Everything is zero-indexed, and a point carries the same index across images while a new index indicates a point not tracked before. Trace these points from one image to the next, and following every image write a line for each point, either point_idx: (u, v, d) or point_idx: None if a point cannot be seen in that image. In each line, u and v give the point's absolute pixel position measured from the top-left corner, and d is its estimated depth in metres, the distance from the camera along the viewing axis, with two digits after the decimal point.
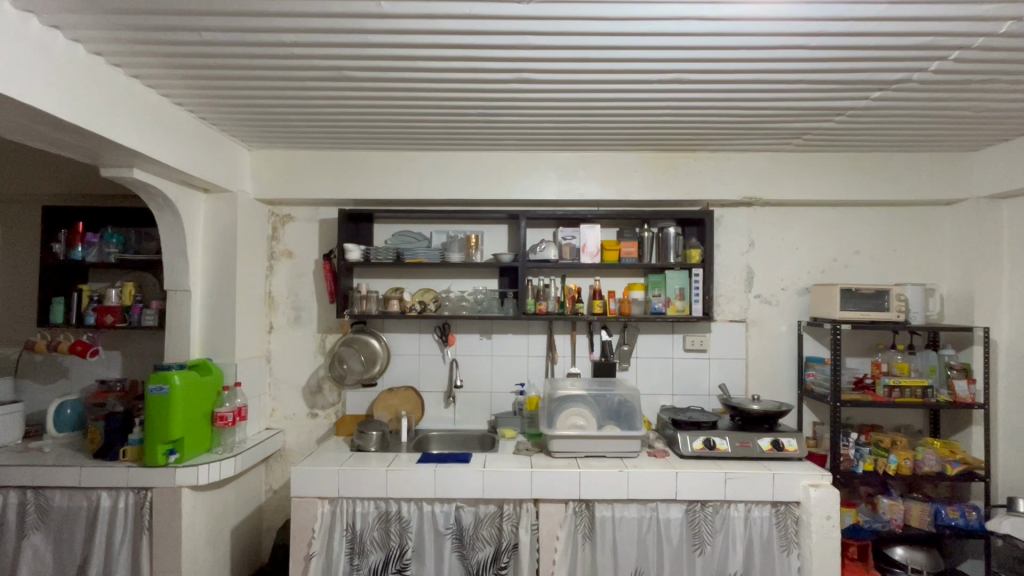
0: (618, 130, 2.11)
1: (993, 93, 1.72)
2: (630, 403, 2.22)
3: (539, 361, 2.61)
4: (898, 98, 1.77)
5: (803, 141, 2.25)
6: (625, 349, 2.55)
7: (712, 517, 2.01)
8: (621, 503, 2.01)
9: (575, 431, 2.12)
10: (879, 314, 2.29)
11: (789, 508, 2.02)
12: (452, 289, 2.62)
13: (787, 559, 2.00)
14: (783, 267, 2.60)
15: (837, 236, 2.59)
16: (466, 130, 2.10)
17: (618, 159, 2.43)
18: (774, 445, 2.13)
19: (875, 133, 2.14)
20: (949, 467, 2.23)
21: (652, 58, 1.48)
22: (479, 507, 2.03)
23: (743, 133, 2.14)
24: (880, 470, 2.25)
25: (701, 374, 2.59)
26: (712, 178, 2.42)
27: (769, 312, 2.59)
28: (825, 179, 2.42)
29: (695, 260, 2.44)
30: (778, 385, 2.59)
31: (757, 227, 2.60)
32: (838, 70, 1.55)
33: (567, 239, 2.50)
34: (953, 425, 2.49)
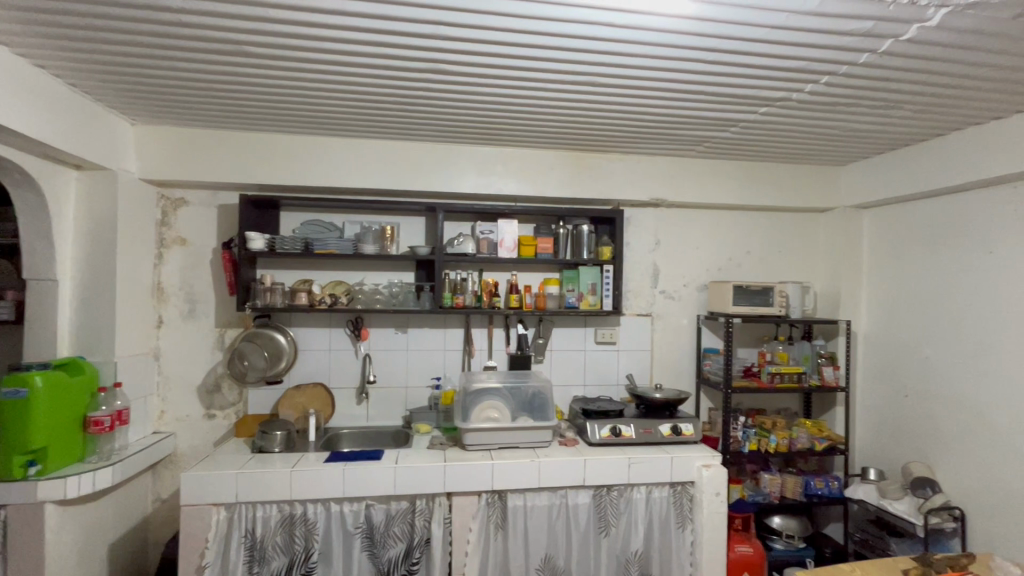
0: (535, 128, 2.14)
1: (857, 115, 1.96)
2: (544, 394, 2.29)
3: (456, 355, 2.60)
4: (782, 114, 1.96)
5: (703, 148, 2.42)
6: (541, 343, 2.62)
7: (617, 501, 2.13)
8: (532, 491, 2.07)
9: (489, 424, 2.14)
10: (765, 308, 2.54)
11: (685, 488, 2.19)
12: (366, 282, 2.54)
13: (682, 535, 2.17)
14: (685, 265, 2.79)
15: (732, 237, 2.83)
16: (380, 117, 2.03)
17: (535, 156, 2.47)
18: (673, 430, 2.29)
19: (764, 145, 2.36)
20: (817, 443, 2.53)
21: (564, 59, 1.53)
22: (390, 504, 2.00)
23: (652, 137, 2.26)
24: (763, 449, 2.50)
25: (610, 365, 2.72)
26: (623, 179, 2.54)
27: (673, 307, 2.78)
28: (722, 185, 2.63)
29: (606, 257, 2.56)
30: (679, 374, 2.79)
31: (663, 227, 2.77)
32: (731, 85, 1.69)
33: (484, 234, 2.51)
34: (823, 406, 2.84)
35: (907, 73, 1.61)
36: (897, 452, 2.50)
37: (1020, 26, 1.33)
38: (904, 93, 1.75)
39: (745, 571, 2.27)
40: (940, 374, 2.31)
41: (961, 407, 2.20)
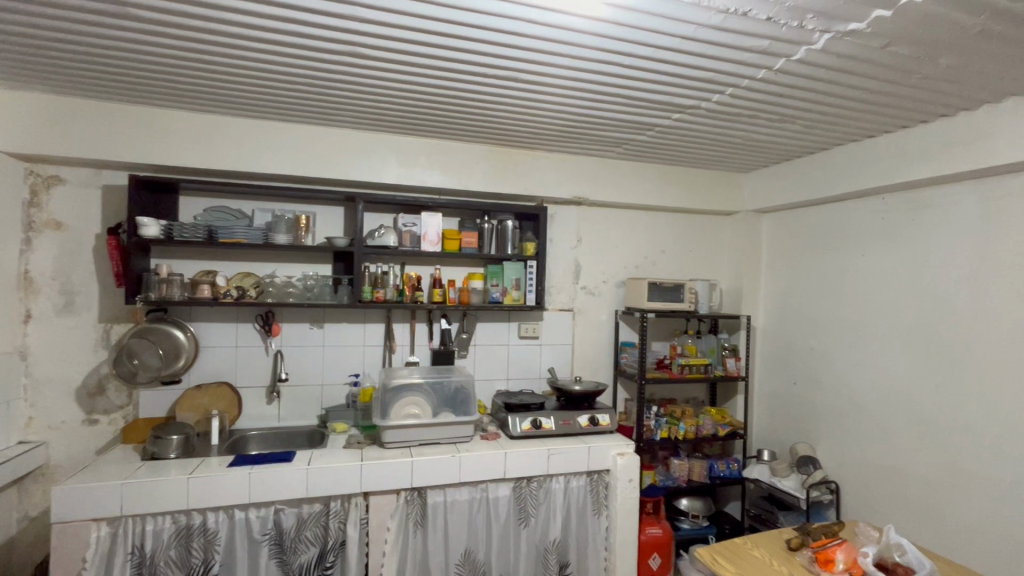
0: (459, 119, 2.12)
1: (757, 126, 2.13)
2: (467, 389, 2.28)
3: (375, 351, 2.52)
4: (692, 121, 2.09)
5: (622, 150, 2.52)
6: (464, 337, 2.60)
7: (537, 492, 2.17)
8: (453, 487, 2.06)
9: (410, 420, 2.10)
10: (676, 304, 2.70)
11: (601, 476, 2.28)
12: (278, 275, 2.39)
13: (597, 521, 2.26)
14: (605, 262, 2.90)
15: (648, 237, 2.97)
16: (294, 97, 1.91)
17: (460, 149, 2.45)
18: (591, 421, 2.37)
19: (677, 150, 2.50)
20: (720, 429, 2.74)
21: (486, 52, 1.52)
22: (301, 507, 1.90)
23: (574, 136, 2.32)
24: (673, 436, 2.67)
25: (533, 359, 2.77)
26: (547, 176, 2.59)
27: (593, 302, 2.88)
28: (639, 186, 2.76)
29: (530, 252, 2.59)
30: (598, 367, 2.89)
31: (585, 225, 2.85)
32: (646, 89, 1.77)
33: (407, 226, 2.46)
34: (725, 394, 3.07)
35: (797, 91, 1.77)
36: (786, 435, 2.77)
37: (887, 55, 1.50)
38: (795, 108, 1.93)
39: (654, 551, 2.40)
40: (822, 363, 2.58)
41: (838, 392, 2.48)
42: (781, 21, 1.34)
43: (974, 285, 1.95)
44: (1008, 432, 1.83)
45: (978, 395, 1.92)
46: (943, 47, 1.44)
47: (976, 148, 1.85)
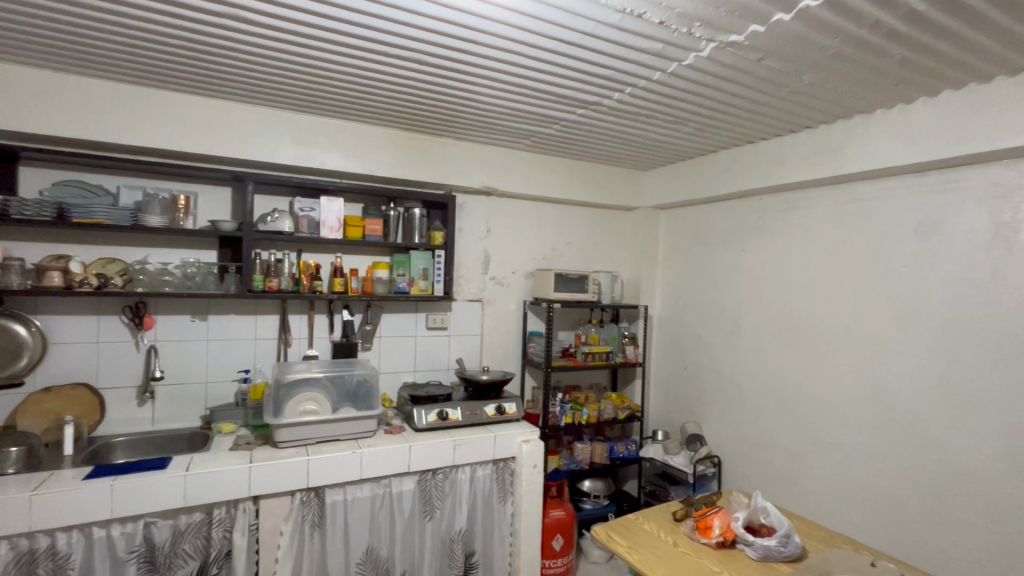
0: (362, 99, 2.01)
1: (653, 126, 2.26)
2: (370, 383, 2.19)
3: (269, 345, 2.34)
4: (596, 117, 2.16)
5: (531, 142, 2.56)
6: (368, 329, 2.50)
7: (442, 483, 2.15)
8: (353, 484, 1.98)
9: (306, 418, 1.98)
10: (581, 295, 2.80)
11: (506, 463, 2.31)
12: (150, 261, 2.13)
13: (502, 508, 2.29)
14: (514, 253, 2.92)
15: (556, 229, 3.05)
16: (167, 61, 1.70)
17: (364, 132, 2.34)
18: (498, 410, 2.39)
19: (582, 145, 2.58)
20: (620, 413, 2.90)
21: (388, 30, 1.45)
22: (177, 518, 1.72)
23: (482, 125, 2.31)
24: (577, 421, 2.79)
25: (441, 350, 2.73)
26: (455, 164, 2.56)
27: (502, 293, 2.90)
28: (547, 179, 2.81)
29: (438, 242, 2.55)
30: (506, 357, 2.93)
31: (494, 215, 2.86)
32: (551, 81, 1.79)
33: (304, 211, 2.30)
34: (625, 379, 3.26)
35: (687, 95, 1.90)
36: (677, 415, 3.00)
37: (762, 68, 1.65)
38: (685, 111, 2.07)
39: (558, 533, 2.47)
40: (708, 348, 2.82)
41: (721, 374, 2.73)
42: (672, 26, 1.42)
43: (828, 278, 2.24)
44: (851, 405, 2.13)
45: (830, 373, 2.21)
46: (806, 64, 1.61)
47: (832, 157, 2.11)
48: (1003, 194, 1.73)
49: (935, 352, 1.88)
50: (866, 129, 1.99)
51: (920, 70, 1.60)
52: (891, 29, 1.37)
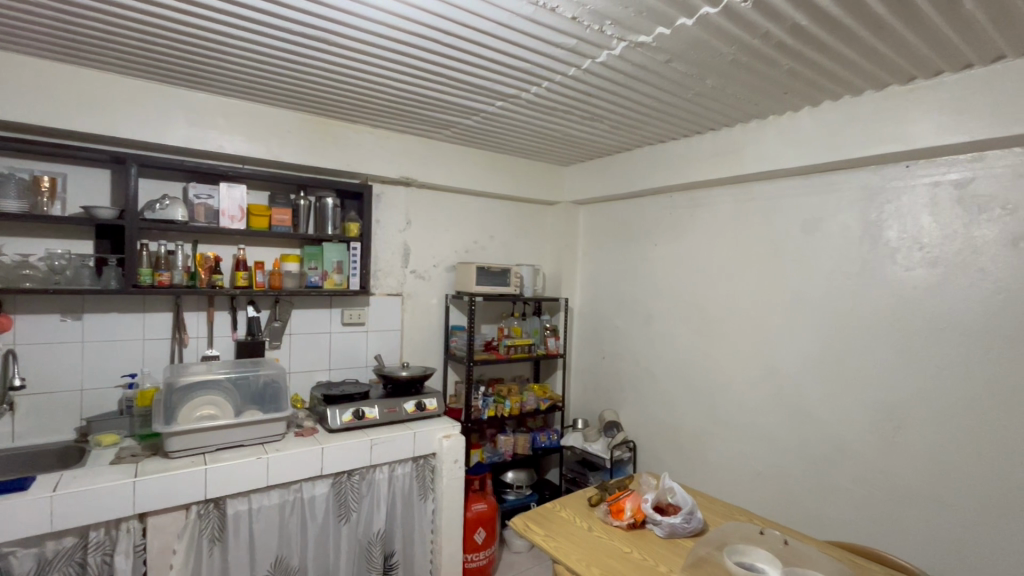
0: (265, 79, 1.87)
1: (571, 121, 2.30)
2: (277, 383, 2.06)
3: (159, 346, 2.12)
4: (515, 110, 2.16)
5: (451, 133, 2.51)
6: (276, 326, 2.35)
7: (358, 485, 2.07)
8: (259, 492, 1.85)
9: (203, 423, 1.82)
10: (503, 288, 2.81)
11: (427, 460, 2.27)
12: (6, 252, 1.84)
13: (423, 505, 2.26)
14: (435, 246, 2.87)
15: (477, 221, 3.03)
16: (22, 21, 1.47)
17: (268, 114, 2.18)
18: (417, 407, 2.34)
19: (503, 138, 2.58)
20: (542, 403, 2.95)
21: (290, 5, 1.35)
22: (44, 545, 1.52)
23: (399, 113, 2.23)
24: (499, 414, 2.80)
25: (358, 347, 2.62)
26: (371, 153, 2.45)
27: (423, 287, 2.84)
28: (468, 171, 2.78)
29: (353, 233, 2.45)
30: (428, 352, 2.87)
31: (414, 207, 2.78)
32: (467, 71, 1.76)
33: (199, 198, 2.10)
34: (547, 371, 3.32)
35: (602, 92, 1.95)
36: (596, 404, 3.10)
37: (669, 70, 1.73)
38: (601, 108, 2.12)
39: (480, 526, 2.46)
40: (624, 338, 2.94)
41: (635, 363, 2.86)
42: (585, 22, 1.44)
43: (729, 271, 2.40)
44: (748, 388, 2.32)
45: (730, 358, 2.39)
46: (708, 69, 1.70)
47: (732, 158, 2.26)
48: (871, 196, 1.94)
49: (817, 338, 2.09)
50: (761, 133, 2.15)
51: (806, 81, 1.75)
52: (780, 40, 1.48)
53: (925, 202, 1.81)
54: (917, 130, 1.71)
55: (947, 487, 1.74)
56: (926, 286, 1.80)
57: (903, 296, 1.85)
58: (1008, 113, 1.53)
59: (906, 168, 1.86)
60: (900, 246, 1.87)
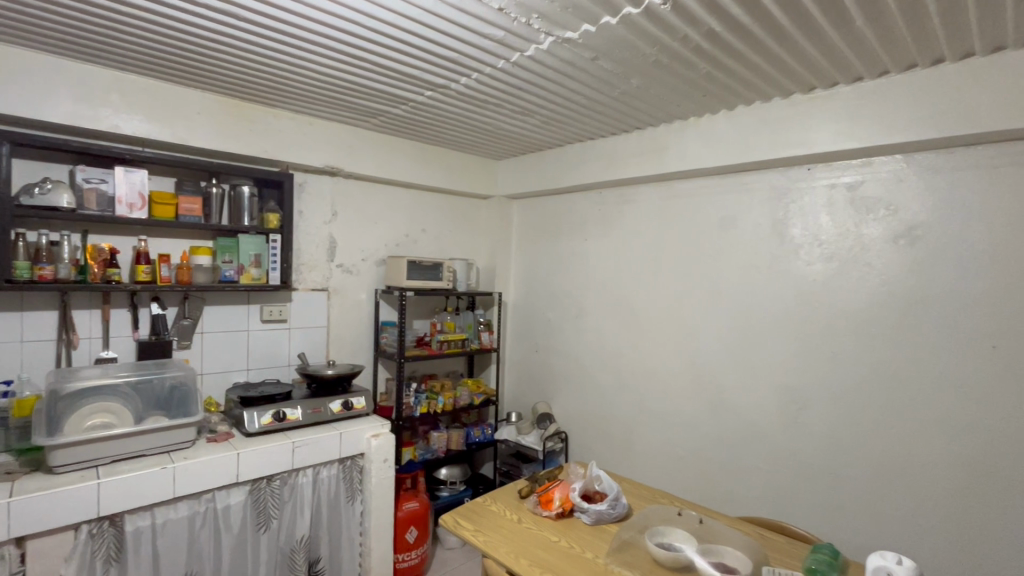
0: (168, 54, 1.71)
1: (502, 115, 2.29)
2: (186, 386, 1.90)
3: (43, 348, 1.90)
4: (445, 101, 2.12)
5: (378, 122, 2.42)
6: (186, 324, 2.17)
7: (279, 491, 1.96)
8: (164, 505, 1.70)
9: (96, 433, 1.64)
10: (435, 282, 2.76)
11: (354, 461, 2.19)
12: None
13: (351, 507, 2.18)
14: (363, 239, 2.76)
15: (408, 214, 2.95)
16: None
17: (172, 93, 1.99)
18: (344, 406, 2.24)
19: (434, 129, 2.53)
20: (475, 398, 2.94)
21: None
22: None
23: (322, 99, 2.12)
24: (432, 410, 2.75)
25: (279, 345, 2.48)
26: (292, 140, 2.31)
27: (351, 281, 2.73)
28: (398, 162, 2.70)
29: (273, 225, 2.30)
30: (356, 348, 2.77)
31: (340, 198, 2.66)
32: (393, 58, 1.70)
33: (90, 182, 1.88)
34: (481, 365, 3.31)
35: (532, 86, 1.95)
36: (529, 397, 3.14)
37: (596, 67, 1.76)
38: (531, 103, 2.13)
39: (411, 525, 2.42)
40: (556, 331, 2.99)
41: (567, 356, 2.92)
42: (512, 14, 1.43)
43: (654, 265, 2.51)
44: (670, 376, 2.43)
45: (655, 349, 2.49)
46: (632, 69, 1.75)
47: (656, 157, 2.35)
48: (779, 196, 2.09)
49: (732, 328, 2.23)
50: (682, 134, 2.25)
51: (721, 85, 1.85)
52: (697, 44, 1.55)
53: (824, 202, 1.98)
54: (817, 137, 1.86)
55: (841, 462, 1.92)
56: (825, 279, 1.97)
57: (805, 289, 2.02)
58: (891, 123, 1.70)
59: (808, 171, 2.02)
60: (803, 243, 2.03)
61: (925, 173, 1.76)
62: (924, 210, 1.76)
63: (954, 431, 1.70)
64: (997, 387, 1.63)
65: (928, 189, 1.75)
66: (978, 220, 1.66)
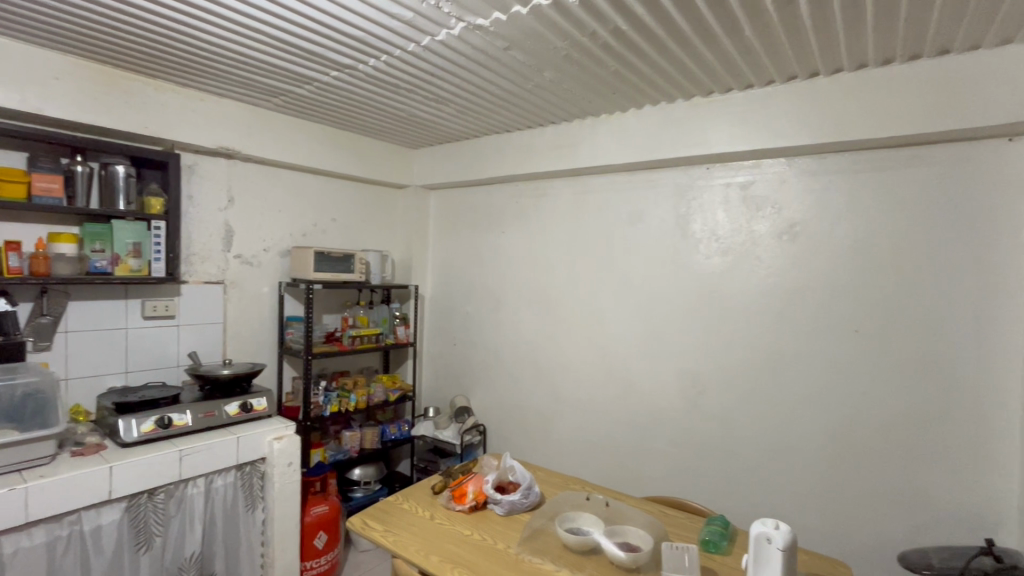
0: (12, 7, 1.46)
1: (415, 102, 2.22)
2: (44, 394, 1.66)
3: None
4: (353, 83, 2.01)
5: (280, 101, 2.25)
6: (44, 323, 1.88)
7: (164, 505, 1.77)
8: (15, 532, 1.47)
9: None
10: (347, 275, 2.63)
11: (255, 467, 2.03)
12: None
13: (250, 517, 2.02)
14: (264, 228, 2.56)
15: (316, 202, 2.78)
16: None
17: (23, 54, 1.71)
18: (242, 408, 2.07)
19: (344, 113, 2.39)
20: (391, 395, 2.85)
21: None
22: None
23: (213, 72, 1.92)
24: (343, 408, 2.62)
25: (166, 344, 2.23)
26: (177, 116, 2.08)
27: (250, 273, 2.52)
28: (304, 146, 2.53)
29: (155, 210, 2.06)
30: (258, 346, 2.57)
31: (237, 183, 2.44)
32: (293, 32, 1.57)
33: None
34: (397, 360, 3.21)
35: (445, 73, 1.90)
36: (447, 391, 3.10)
37: (509, 58, 1.75)
38: (445, 91, 2.08)
39: (320, 530, 2.30)
40: (474, 324, 2.97)
41: (485, 348, 2.91)
42: None
43: (569, 258, 2.56)
44: (583, 366, 2.50)
45: (569, 340, 2.56)
46: (544, 61, 1.76)
47: (570, 151, 2.40)
48: (682, 193, 2.22)
49: (640, 318, 2.33)
50: (594, 130, 2.32)
51: (629, 84, 1.92)
52: (605, 41, 1.59)
53: (720, 200, 2.12)
54: (714, 138, 1.99)
55: (733, 440, 2.09)
56: (721, 272, 2.12)
57: (704, 281, 2.16)
58: (777, 129, 1.86)
59: (707, 171, 2.16)
60: (702, 238, 2.17)
61: (804, 175, 1.94)
62: (803, 209, 1.95)
63: (825, 407, 1.90)
64: (860, 366, 1.85)
65: (806, 190, 1.94)
66: (846, 220, 1.87)
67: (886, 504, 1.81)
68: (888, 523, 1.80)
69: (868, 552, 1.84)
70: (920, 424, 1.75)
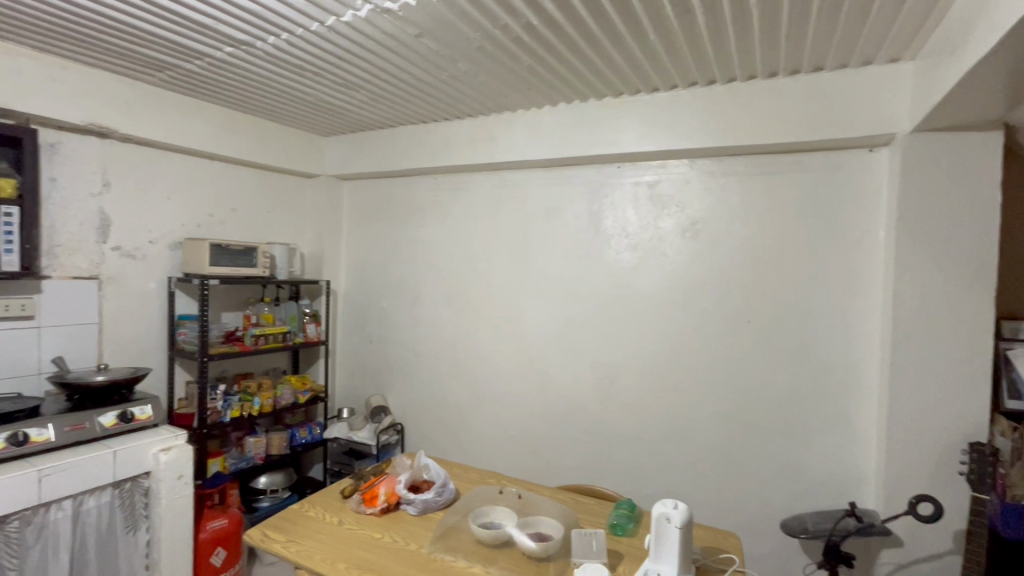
0: None
1: (322, 86, 2.09)
2: None
3: None
4: (251, 62, 1.85)
5: (165, 77, 2.02)
6: None
7: (20, 535, 1.54)
8: None
9: None
10: (248, 270, 2.44)
11: (137, 483, 1.82)
12: None
13: (132, 540, 1.82)
14: (149, 217, 2.30)
15: (213, 190, 2.54)
16: None
17: None
18: (121, 418, 1.85)
19: (242, 94, 2.20)
20: (300, 396, 2.69)
21: None
22: None
23: (79, 38, 1.68)
24: (246, 413, 2.43)
25: (24, 349, 1.94)
26: (34, 85, 1.81)
27: (132, 268, 2.25)
28: (196, 128, 2.30)
29: (6, 194, 1.78)
30: (143, 349, 2.31)
31: (115, 166, 2.17)
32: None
33: None
34: (308, 360, 3.03)
35: (353, 58, 1.81)
36: (363, 390, 2.98)
37: (421, 46, 1.70)
38: (355, 76, 1.98)
39: (218, 546, 2.13)
40: (390, 320, 2.88)
41: (402, 345, 2.83)
42: None
43: (487, 253, 2.55)
44: (502, 361, 2.51)
45: (488, 335, 2.55)
46: (458, 52, 1.73)
47: (487, 145, 2.38)
48: (595, 190, 2.29)
49: (556, 312, 2.38)
50: (511, 125, 2.32)
51: (542, 81, 1.94)
52: (517, 35, 1.58)
53: (630, 198, 2.22)
54: (624, 138, 2.06)
55: (642, 427, 2.20)
56: (630, 267, 2.22)
57: (616, 275, 2.25)
58: (679, 132, 1.97)
59: (618, 169, 2.24)
60: (614, 234, 2.25)
61: (704, 176, 2.08)
62: (703, 208, 2.08)
63: (722, 393, 2.06)
64: (751, 354, 2.01)
65: (706, 191, 2.07)
66: (740, 219, 2.02)
67: (773, 479, 1.99)
68: (773, 495, 1.99)
69: (759, 523, 2.01)
70: (799, 404, 1.94)
